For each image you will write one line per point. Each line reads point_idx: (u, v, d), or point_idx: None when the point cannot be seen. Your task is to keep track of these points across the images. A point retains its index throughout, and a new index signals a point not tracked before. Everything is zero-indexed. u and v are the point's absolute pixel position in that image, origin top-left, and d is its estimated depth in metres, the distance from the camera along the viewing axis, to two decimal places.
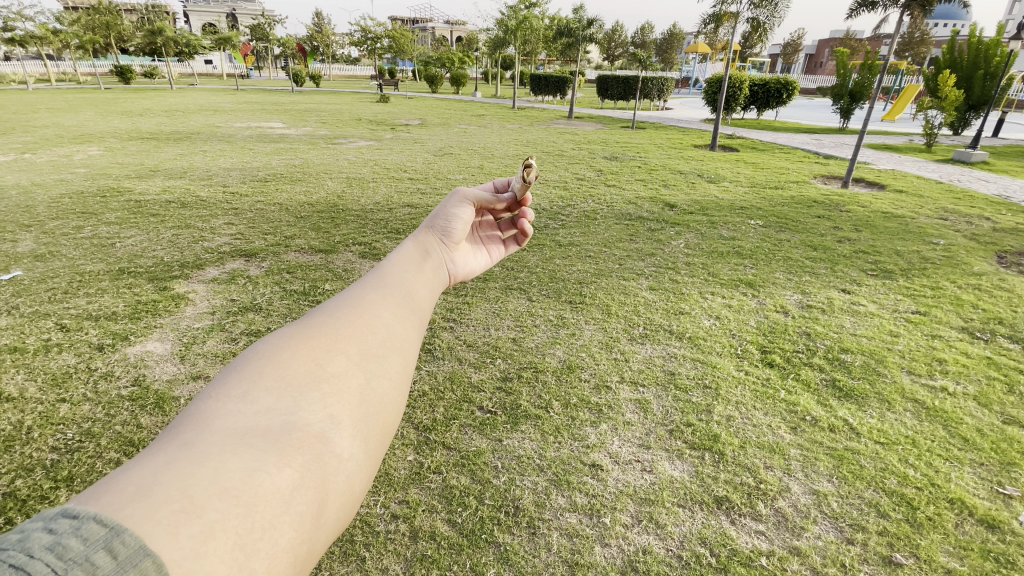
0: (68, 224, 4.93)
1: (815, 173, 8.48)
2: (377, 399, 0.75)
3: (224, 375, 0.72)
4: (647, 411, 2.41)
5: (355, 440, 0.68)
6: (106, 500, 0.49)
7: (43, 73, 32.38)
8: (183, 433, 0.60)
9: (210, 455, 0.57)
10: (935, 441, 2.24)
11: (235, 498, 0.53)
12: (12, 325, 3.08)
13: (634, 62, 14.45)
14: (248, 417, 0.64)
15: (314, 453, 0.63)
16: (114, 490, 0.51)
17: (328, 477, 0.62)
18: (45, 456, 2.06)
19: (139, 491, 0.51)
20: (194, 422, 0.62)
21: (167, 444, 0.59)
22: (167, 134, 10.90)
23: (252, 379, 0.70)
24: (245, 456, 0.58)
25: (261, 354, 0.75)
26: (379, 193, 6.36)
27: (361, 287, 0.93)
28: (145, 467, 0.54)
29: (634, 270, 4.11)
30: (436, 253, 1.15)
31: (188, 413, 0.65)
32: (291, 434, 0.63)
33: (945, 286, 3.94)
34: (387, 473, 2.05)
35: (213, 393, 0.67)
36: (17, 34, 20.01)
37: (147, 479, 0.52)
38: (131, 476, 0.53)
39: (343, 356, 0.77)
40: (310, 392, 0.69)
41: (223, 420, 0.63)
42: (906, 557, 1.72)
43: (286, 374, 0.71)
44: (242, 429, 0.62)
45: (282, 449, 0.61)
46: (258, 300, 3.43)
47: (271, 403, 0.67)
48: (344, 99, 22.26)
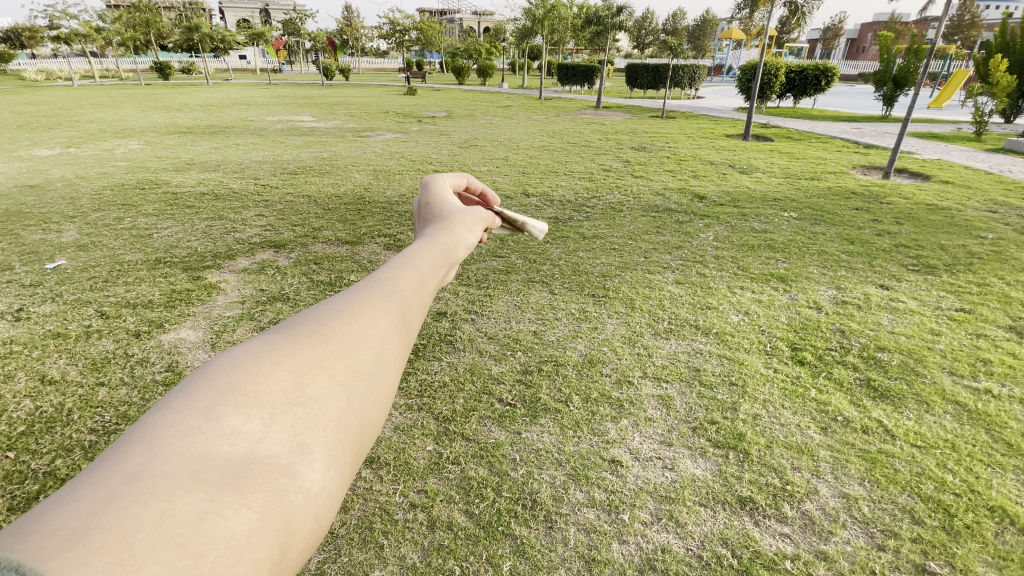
0: (109, 215, 5.15)
1: (854, 163, 8.13)
2: (358, 424, 0.63)
3: (188, 382, 0.59)
4: (670, 408, 2.36)
5: (328, 470, 0.56)
6: (32, 546, 0.35)
7: (87, 70, 33.79)
8: (131, 458, 0.48)
9: (156, 491, 0.44)
10: (976, 445, 2.12)
11: (183, 547, 0.40)
12: (55, 312, 3.24)
13: (665, 50, 14.08)
14: (211, 441, 0.51)
15: (277, 491, 0.50)
16: (43, 534, 0.37)
17: (293, 519, 0.50)
18: (83, 437, 2.16)
19: (71, 537, 0.37)
20: (144, 445, 0.50)
21: (107, 473, 0.45)
22: (203, 128, 11.26)
23: (219, 392, 0.57)
24: (196, 494, 0.45)
25: (236, 363, 0.63)
26: (404, 185, 6.42)
27: (362, 290, 0.81)
28: (82, 505, 0.41)
29: (661, 263, 4.03)
30: (453, 251, 1.01)
31: (138, 431, 0.52)
32: (252, 467, 0.51)
33: (992, 283, 3.73)
34: (407, 462, 2.07)
35: (173, 406, 0.55)
36: (63, 33, 20.91)
37: (81, 522, 0.38)
38: (63, 516, 0.39)
39: (327, 375, 0.64)
40: (282, 417, 0.57)
41: (180, 442, 0.50)
42: (940, 565, 1.64)
43: (261, 390, 0.59)
44: (199, 457, 0.49)
45: (241, 486, 0.48)
46: (286, 291, 3.51)
47: (237, 423, 0.54)
48: (373, 91, 22.48)
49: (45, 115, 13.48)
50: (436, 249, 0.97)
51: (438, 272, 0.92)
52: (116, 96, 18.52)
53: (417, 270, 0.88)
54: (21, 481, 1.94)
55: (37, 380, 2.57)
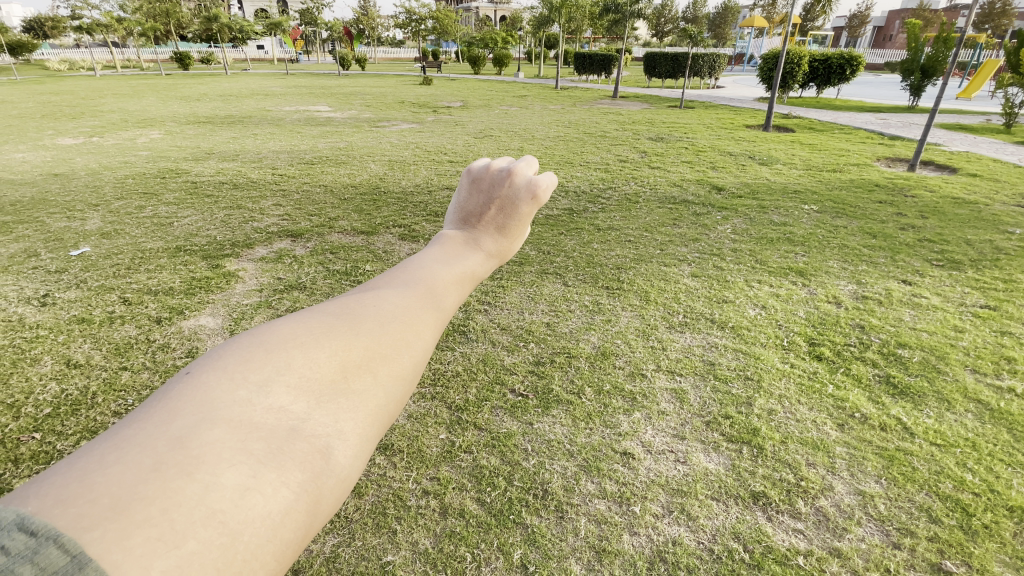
0: (131, 204, 5.25)
1: (878, 155, 7.92)
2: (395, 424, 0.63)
3: (246, 349, 0.61)
4: (683, 401, 2.35)
5: (362, 459, 0.57)
6: (77, 512, 0.40)
7: (109, 59, 34.32)
8: (184, 422, 0.50)
9: (202, 461, 0.47)
10: (998, 444, 2.08)
11: (220, 525, 0.44)
12: (80, 298, 3.33)
13: (684, 39, 13.81)
14: (259, 415, 0.53)
15: (314, 473, 0.52)
16: (87, 500, 0.42)
17: (322, 499, 0.52)
18: (108, 420, 2.23)
19: (115, 507, 0.42)
20: (196, 407, 0.52)
21: (160, 434, 0.49)
22: (221, 118, 11.37)
23: (274, 367, 0.59)
24: (239, 469, 0.48)
25: (293, 337, 0.64)
26: (419, 176, 6.43)
27: (425, 294, 0.78)
28: (131, 468, 0.45)
29: (677, 256, 3.98)
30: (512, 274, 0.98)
31: (194, 389, 0.55)
32: (294, 444, 0.52)
33: (1020, 279, 3.61)
34: (420, 450, 2.10)
35: (230, 369, 0.58)
36: (85, 23, 21.33)
37: (127, 490, 0.43)
38: (110, 479, 0.44)
39: (374, 372, 0.64)
40: (328, 402, 0.58)
41: (230, 410, 0.52)
42: (956, 565, 1.61)
43: (310, 373, 0.59)
44: (246, 428, 0.51)
45: (282, 463, 0.50)
46: (303, 279, 3.55)
47: (286, 402, 0.55)
48: (389, 81, 22.50)
49: (69, 104, 13.74)
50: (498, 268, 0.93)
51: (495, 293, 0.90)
52: (136, 87, 18.83)
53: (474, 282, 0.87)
54: (48, 461, 2.01)
55: (63, 363, 2.65)
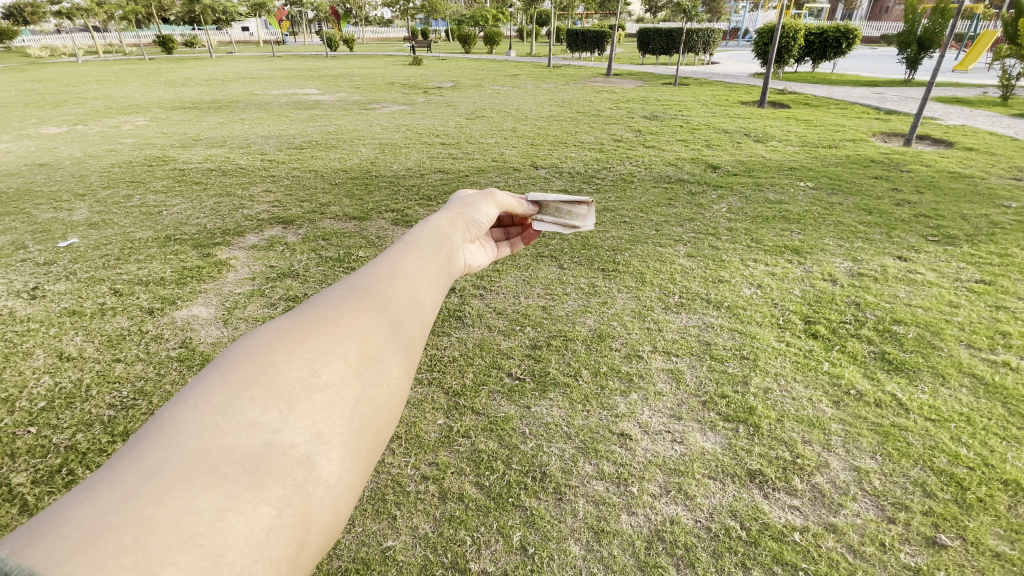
0: (118, 193, 5.17)
1: (874, 130, 7.86)
2: (374, 415, 0.62)
3: (206, 377, 0.60)
4: (680, 381, 2.35)
5: (345, 463, 0.56)
6: (44, 549, 0.37)
7: (91, 44, 33.48)
8: (151, 456, 0.48)
9: (175, 488, 0.44)
10: (991, 419, 2.10)
11: (200, 549, 0.41)
12: (70, 290, 3.28)
13: (678, 14, 13.55)
14: (228, 436, 0.52)
15: (297, 484, 0.50)
16: (59, 535, 0.38)
17: (311, 513, 0.50)
18: (102, 412, 2.22)
19: (86, 539, 0.38)
20: (164, 442, 0.50)
21: (128, 472, 0.46)
22: (208, 103, 11.14)
23: (235, 386, 0.58)
24: (214, 491, 0.45)
25: (249, 354, 0.63)
26: (411, 159, 6.34)
27: (368, 276, 0.81)
28: (100, 503, 0.42)
29: (672, 236, 3.96)
30: (453, 240, 1.03)
31: (159, 427, 0.53)
32: (272, 459, 0.51)
33: (1014, 253, 3.61)
34: (418, 435, 2.09)
35: (190, 399, 0.56)
36: (65, 9, 20.87)
37: (97, 522, 0.40)
38: (80, 517, 0.40)
39: (340, 360, 0.64)
40: (300, 405, 0.57)
41: (197, 439, 0.51)
42: (951, 538, 1.63)
43: (275, 380, 0.59)
44: (217, 452, 0.50)
45: (260, 481, 0.48)
46: (296, 267, 3.51)
47: (254, 417, 0.54)
48: (377, 62, 22.06)
49: (51, 91, 13.44)
50: (431, 236, 0.98)
51: (441, 255, 0.93)
52: (119, 73, 18.40)
53: (422, 254, 0.90)
54: (44, 454, 2.00)
55: (55, 356, 2.62)
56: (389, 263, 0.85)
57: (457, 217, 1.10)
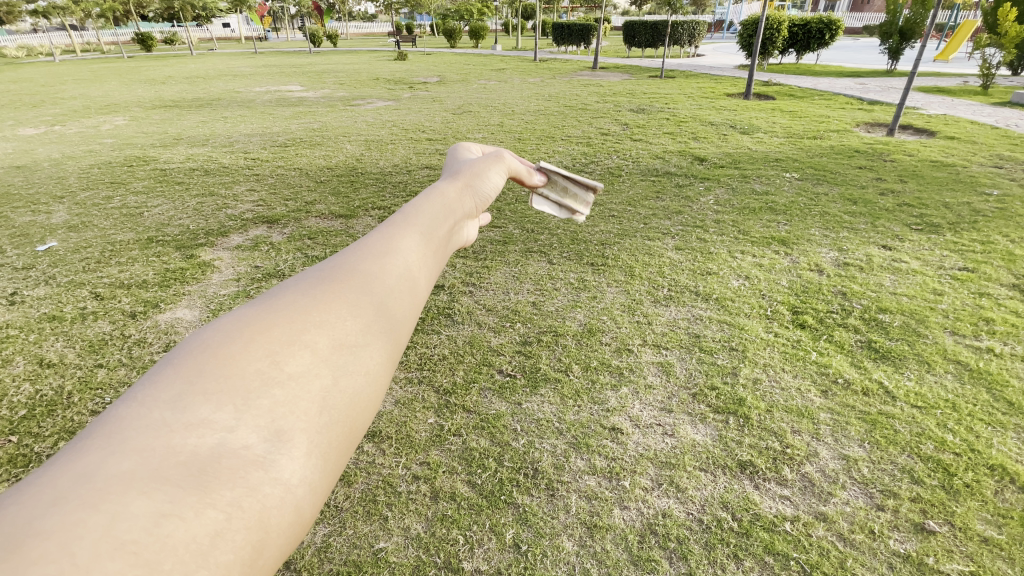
0: (98, 194, 5.06)
1: (857, 120, 7.94)
2: (344, 408, 0.60)
3: (162, 371, 0.57)
4: (670, 374, 2.36)
5: (309, 460, 0.54)
6: None
7: (67, 43, 32.81)
8: (91, 458, 0.46)
9: (109, 491, 0.42)
10: (977, 404, 2.13)
11: (134, 555, 0.38)
12: (49, 295, 3.21)
13: (663, 7, 13.54)
14: (176, 436, 0.49)
15: (250, 486, 0.48)
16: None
17: (268, 516, 0.48)
18: (85, 420, 2.17)
19: (6, 551, 0.35)
20: (105, 442, 0.48)
21: (62, 476, 0.43)
22: (189, 101, 10.95)
23: (188, 381, 0.55)
24: (153, 495, 0.43)
25: (207, 346, 0.60)
26: (397, 155, 6.28)
27: (348, 260, 0.78)
28: (25, 513, 0.39)
29: (661, 229, 3.96)
30: (452, 215, 0.98)
31: (107, 427, 0.51)
32: (223, 460, 0.48)
33: (996, 240, 3.67)
34: (408, 435, 2.08)
35: (140, 396, 0.54)
36: (38, 6, 20.42)
37: (21, 533, 0.37)
38: (3, 527, 0.38)
39: (306, 352, 0.61)
40: (258, 400, 0.55)
41: (143, 439, 0.48)
42: (938, 524, 1.65)
43: (233, 374, 0.56)
44: (162, 453, 0.47)
45: (207, 483, 0.46)
46: (281, 267, 3.46)
47: (208, 413, 0.52)
48: (361, 58, 21.78)
49: (27, 92, 13.14)
50: (421, 211, 0.93)
51: (434, 233, 0.89)
52: (97, 72, 18.02)
53: (410, 231, 0.86)
54: (25, 464, 1.95)
55: (35, 363, 2.56)
56: (373, 245, 0.82)
57: (457, 191, 1.05)
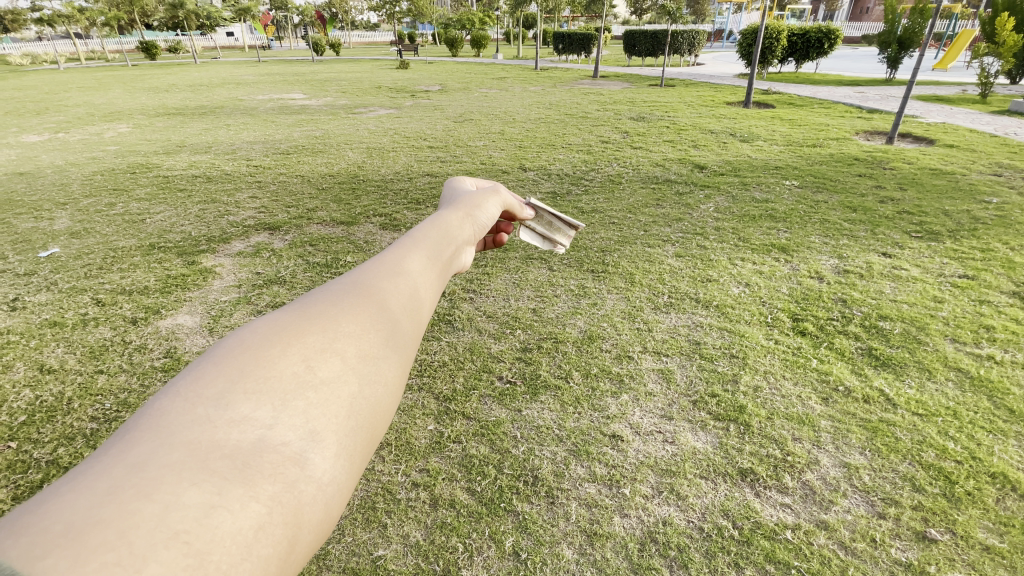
0: (101, 201, 5.08)
1: (857, 128, 7.97)
2: (370, 415, 0.60)
3: (201, 368, 0.58)
4: (670, 381, 2.36)
5: (339, 461, 0.54)
6: (26, 542, 0.33)
7: (72, 51, 33.11)
8: (143, 448, 0.46)
9: (162, 479, 0.42)
10: (978, 412, 2.12)
11: (185, 545, 0.37)
12: (51, 300, 3.22)
13: (663, 16, 13.65)
14: (221, 431, 0.49)
15: (287, 482, 0.48)
16: (39, 528, 0.35)
17: (302, 511, 0.48)
18: (84, 425, 2.17)
19: (69, 534, 0.34)
20: (153, 434, 0.48)
21: (114, 466, 0.43)
22: (192, 109, 11.02)
23: (229, 379, 0.56)
24: (202, 487, 0.42)
25: (244, 346, 0.61)
26: (398, 163, 6.31)
27: (369, 273, 0.78)
28: (83, 497, 0.38)
29: (661, 236, 3.97)
30: (462, 236, 0.99)
31: (150, 419, 0.51)
32: (263, 455, 0.49)
33: (996, 248, 3.68)
34: (408, 442, 2.07)
35: (182, 391, 0.54)
36: (43, 14, 20.68)
37: (81, 517, 0.36)
38: (63, 510, 0.37)
39: (337, 358, 0.62)
40: (294, 400, 0.55)
41: (188, 432, 0.48)
42: (941, 532, 1.64)
43: (271, 375, 0.57)
44: (207, 447, 0.47)
45: (250, 477, 0.46)
46: (283, 273, 3.47)
47: (249, 411, 0.52)
48: (364, 66, 21.93)
49: (32, 100, 13.23)
50: (436, 232, 0.94)
51: (445, 254, 0.90)
52: (103, 79, 18.21)
53: (429, 249, 0.87)
54: (24, 470, 1.95)
55: (36, 369, 2.57)
56: (391, 260, 0.82)
57: (467, 214, 1.06)
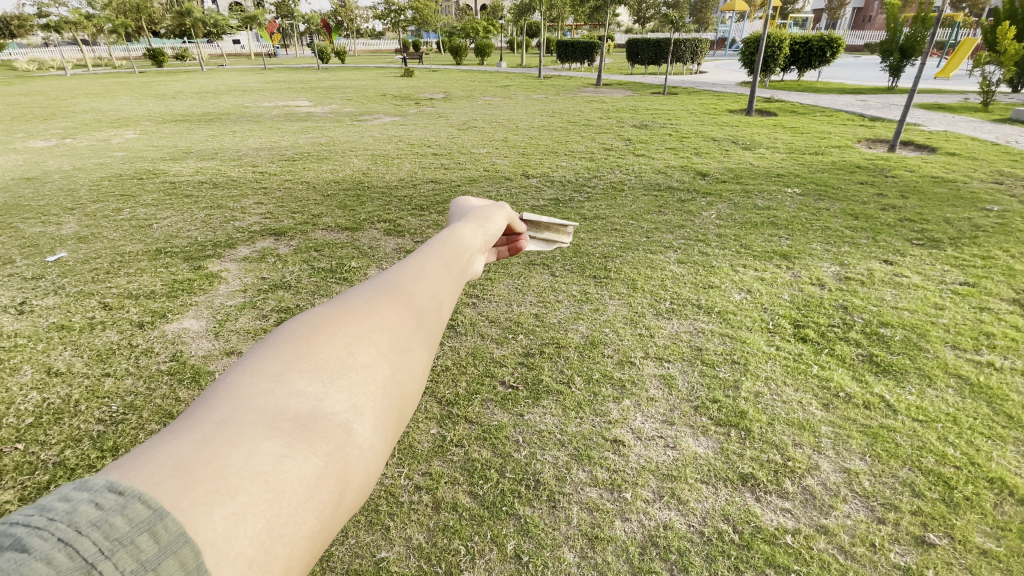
0: (108, 206, 5.14)
1: (859, 136, 8.00)
2: (404, 396, 0.62)
3: (261, 352, 0.62)
4: (671, 387, 2.37)
5: (378, 432, 0.57)
6: (146, 473, 0.42)
7: (80, 59, 33.48)
8: (223, 408, 0.52)
9: (241, 434, 0.48)
10: (978, 418, 2.13)
11: (265, 482, 0.45)
12: (59, 304, 3.26)
13: (666, 25, 13.74)
14: (281, 400, 0.54)
15: (338, 445, 0.52)
16: (155, 463, 0.44)
17: (350, 470, 0.52)
18: (91, 428, 2.20)
19: (179, 468, 0.43)
20: (228, 398, 0.53)
21: (202, 420, 0.50)
22: (199, 116, 11.13)
23: (286, 358, 0.60)
24: (274, 440, 0.48)
25: (294, 333, 0.65)
26: (402, 169, 6.36)
27: (398, 275, 0.80)
28: (184, 441, 0.47)
29: (663, 243, 4.00)
30: (474, 247, 1.02)
31: (222, 388, 0.56)
32: (318, 422, 0.53)
33: (997, 255, 3.68)
34: (411, 445, 2.09)
35: (247, 367, 0.59)
36: (52, 20, 20.94)
37: (186, 455, 0.45)
38: (170, 449, 0.45)
39: (374, 346, 0.64)
40: (340, 378, 0.58)
41: (256, 399, 0.54)
42: (940, 537, 1.65)
43: (318, 358, 0.60)
44: (273, 411, 0.52)
45: (310, 436, 0.51)
46: (287, 278, 3.51)
47: (302, 386, 0.56)
48: (369, 74, 22.13)
49: (41, 106, 13.37)
50: (454, 242, 0.96)
51: (460, 262, 0.92)
52: (110, 86, 18.38)
53: (447, 256, 0.90)
54: (32, 471, 1.97)
55: (43, 372, 2.60)
56: (413, 265, 0.84)
57: (478, 227, 1.09)
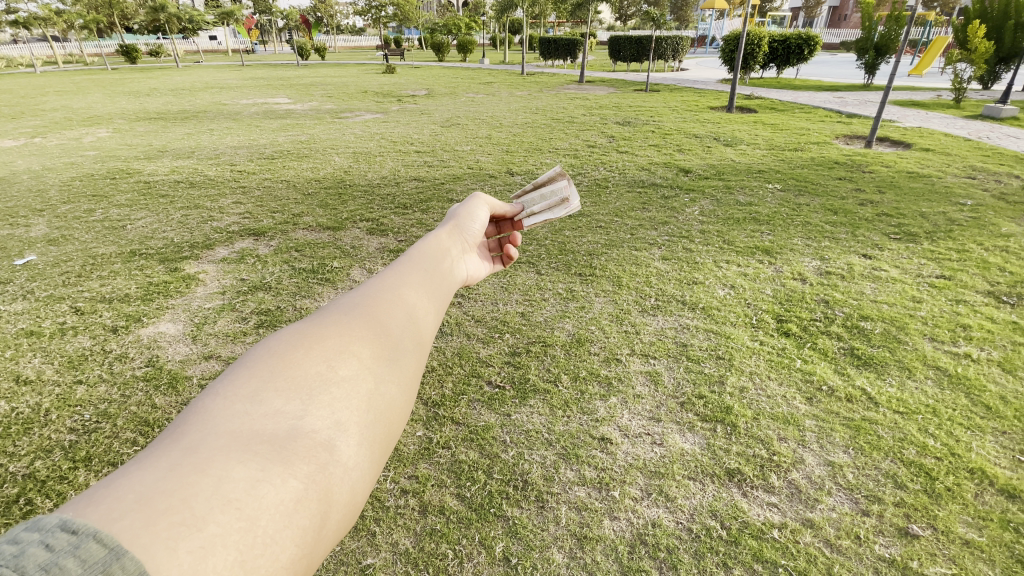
0: (79, 207, 4.98)
1: (837, 133, 8.14)
2: (388, 409, 0.60)
3: (233, 373, 0.59)
4: (658, 383, 2.37)
5: (363, 448, 0.55)
6: (105, 509, 0.40)
7: (50, 55, 32.45)
8: (191, 433, 0.50)
9: (213, 460, 0.46)
10: (957, 409, 2.17)
11: (238, 510, 0.42)
12: (27, 309, 3.14)
13: (648, 22, 13.78)
14: (257, 421, 0.52)
15: (320, 464, 0.50)
16: (115, 496, 0.41)
17: (333, 490, 0.49)
18: (63, 437, 2.12)
19: (140, 501, 0.41)
20: (198, 423, 0.51)
21: (170, 446, 0.48)
22: (174, 113, 10.84)
23: (261, 378, 0.57)
24: (248, 464, 0.46)
25: (269, 350, 0.62)
26: (385, 167, 6.28)
27: (376, 285, 0.77)
28: (148, 472, 0.44)
29: (647, 239, 4.01)
30: (454, 252, 0.99)
31: (190, 413, 0.53)
32: (297, 441, 0.50)
33: (971, 249, 3.77)
34: (397, 449, 2.06)
35: (218, 389, 0.56)
36: (20, 15, 20.25)
37: (149, 486, 0.42)
38: (133, 480, 0.43)
39: (356, 358, 0.62)
40: (320, 393, 0.56)
41: (228, 422, 0.51)
42: (922, 528, 1.68)
43: (296, 374, 0.58)
44: (248, 433, 0.50)
45: (287, 458, 0.48)
46: (268, 279, 3.44)
47: (279, 405, 0.54)
48: (350, 71, 21.84)
49: (8, 104, 12.91)
50: (434, 249, 0.94)
51: (441, 268, 0.89)
52: (80, 83, 17.82)
53: (427, 263, 0.88)
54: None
55: (11, 380, 2.50)
56: (394, 274, 0.81)
57: (456, 231, 1.07)
